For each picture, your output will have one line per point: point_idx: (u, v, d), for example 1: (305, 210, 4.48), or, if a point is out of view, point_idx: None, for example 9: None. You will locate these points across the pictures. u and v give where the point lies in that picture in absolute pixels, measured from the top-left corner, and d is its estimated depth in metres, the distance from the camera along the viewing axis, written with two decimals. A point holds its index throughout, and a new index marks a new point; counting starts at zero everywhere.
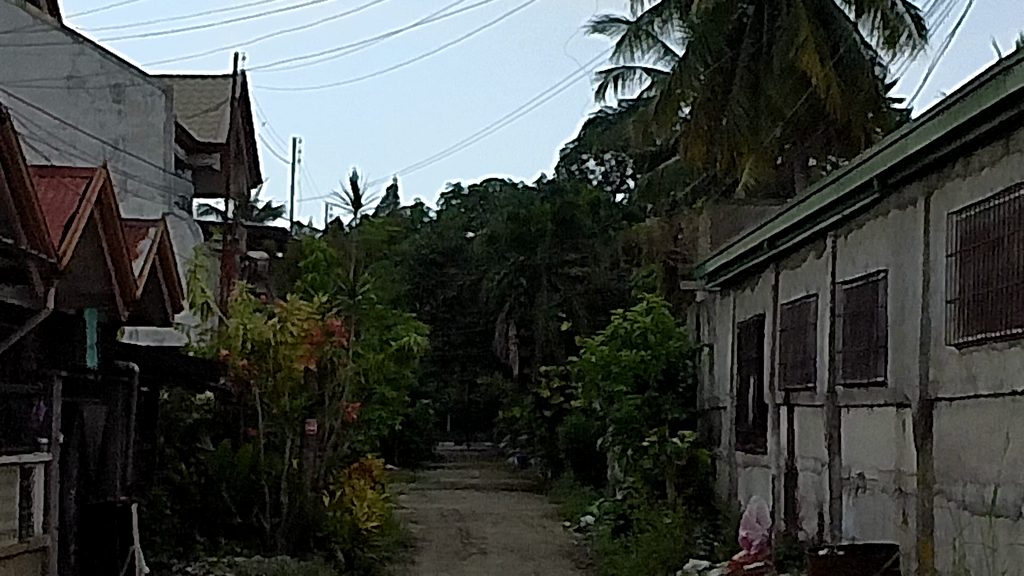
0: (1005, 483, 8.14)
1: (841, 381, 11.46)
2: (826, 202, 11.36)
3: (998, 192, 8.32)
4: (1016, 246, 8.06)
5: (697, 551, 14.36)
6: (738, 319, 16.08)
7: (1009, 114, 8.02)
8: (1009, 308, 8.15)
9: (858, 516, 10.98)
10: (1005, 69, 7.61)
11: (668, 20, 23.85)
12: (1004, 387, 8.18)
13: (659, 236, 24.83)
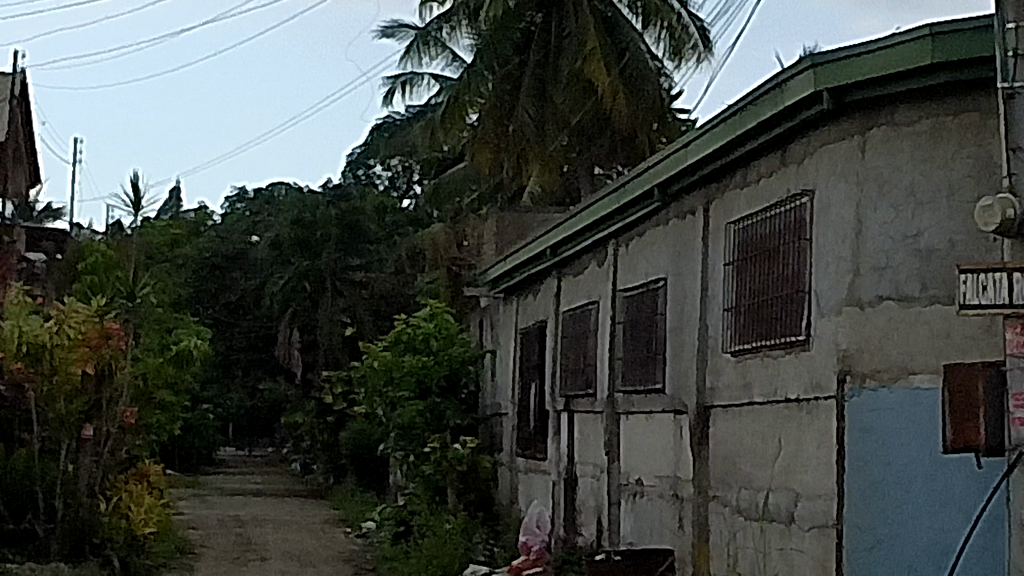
0: (778, 489, 8.26)
1: (620, 388, 11.58)
2: (609, 209, 11.44)
3: (775, 202, 8.43)
4: (792, 256, 8.19)
5: (478, 557, 14.42)
6: (521, 325, 16.15)
7: (783, 129, 8.14)
8: (783, 317, 8.27)
9: (635, 522, 11.10)
10: (784, 81, 7.73)
11: (457, 26, 23.63)
12: (778, 394, 8.30)
13: (443, 241, 24.89)
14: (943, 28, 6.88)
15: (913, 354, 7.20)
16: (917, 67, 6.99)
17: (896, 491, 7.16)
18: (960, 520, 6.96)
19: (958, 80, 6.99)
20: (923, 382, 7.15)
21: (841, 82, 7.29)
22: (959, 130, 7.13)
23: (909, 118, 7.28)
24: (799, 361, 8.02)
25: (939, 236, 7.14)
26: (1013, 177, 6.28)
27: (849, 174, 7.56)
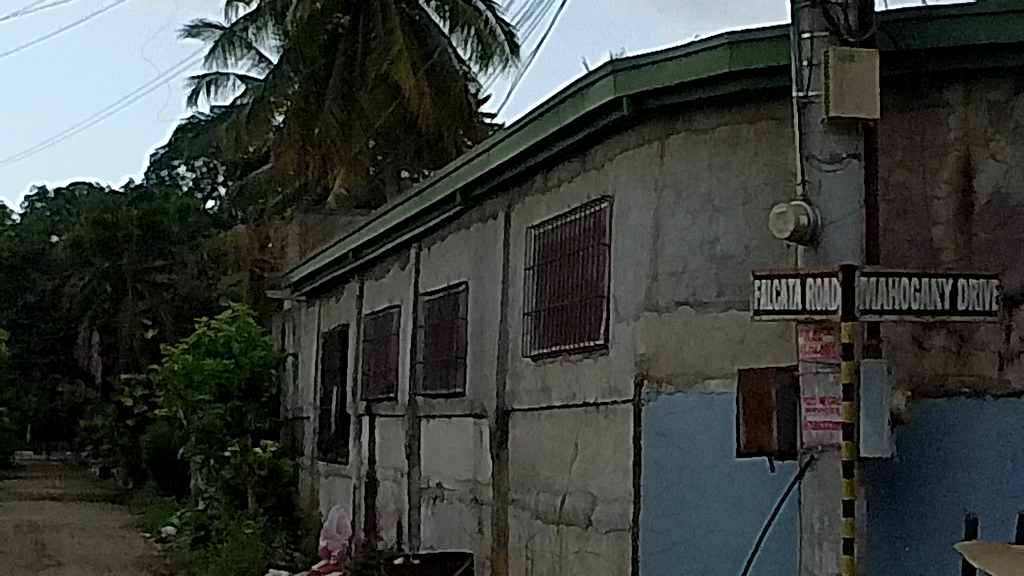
0: (576, 492, 8.31)
1: (421, 392, 11.58)
2: (412, 213, 11.43)
3: (575, 207, 8.48)
4: (591, 261, 8.25)
5: (278, 562, 14.34)
6: (323, 328, 16.09)
7: (584, 135, 8.19)
8: (583, 322, 8.32)
9: (434, 525, 11.10)
10: (585, 87, 7.80)
11: (263, 27, 23.38)
12: (577, 399, 8.35)
13: (246, 243, 24.73)
14: (738, 38, 6.93)
15: (708, 359, 7.23)
16: (715, 76, 7.05)
17: (690, 495, 7.22)
18: (752, 523, 6.95)
19: (754, 88, 7.04)
20: (717, 387, 7.18)
21: (642, 89, 7.39)
22: (755, 137, 7.14)
23: (707, 126, 7.33)
24: (597, 366, 8.08)
25: (734, 244, 7.19)
26: (807, 185, 6.33)
27: (649, 181, 7.64)
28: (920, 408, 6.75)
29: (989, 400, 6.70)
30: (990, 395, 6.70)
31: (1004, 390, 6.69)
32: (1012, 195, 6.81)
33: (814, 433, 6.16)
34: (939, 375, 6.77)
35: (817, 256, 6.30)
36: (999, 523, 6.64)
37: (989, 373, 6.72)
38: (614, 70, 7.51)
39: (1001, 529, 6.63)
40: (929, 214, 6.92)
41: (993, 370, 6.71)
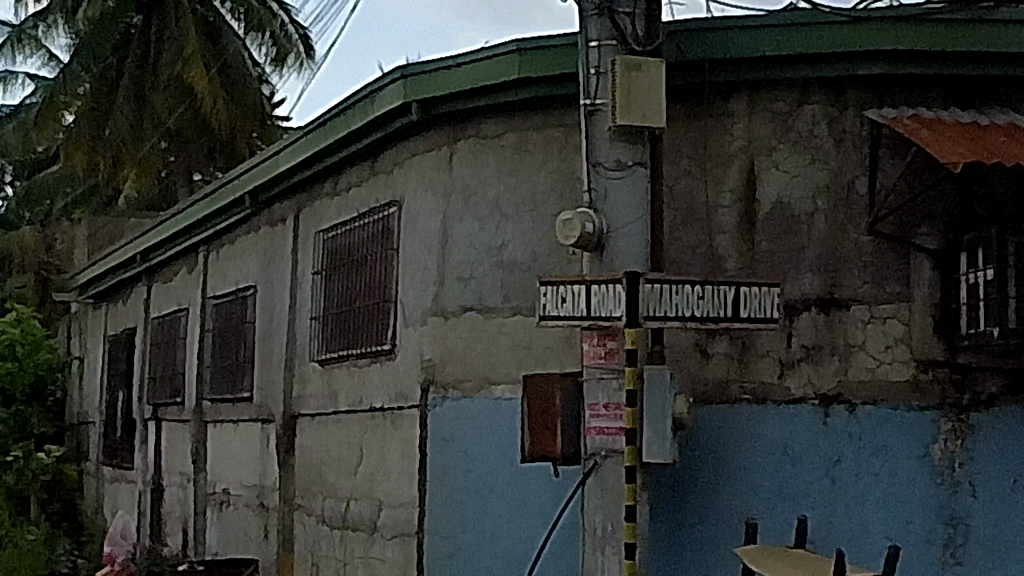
0: (362, 498, 8.29)
1: (208, 396, 11.49)
2: (200, 215, 11.32)
3: (364, 212, 8.46)
4: (380, 265, 8.24)
5: (61, 569, 14.12)
6: (109, 332, 15.88)
7: (373, 139, 8.18)
8: (370, 327, 8.30)
9: (220, 531, 11.00)
10: (374, 90, 7.79)
11: (52, 26, 23.16)
12: (363, 404, 8.33)
13: (34, 244, 24.34)
14: (528, 45, 6.96)
15: (494, 365, 7.24)
16: (503, 81, 7.08)
17: (474, 499, 7.23)
18: (537, 527, 6.96)
19: (542, 96, 7.08)
20: (503, 392, 7.20)
21: (430, 94, 7.39)
22: (542, 144, 7.18)
23: (495, 132, 7.36)
24: (384, 371, 8.07)
25: (521, 249, 7.21)
26: (592, 193, 6.37)
27: (436, 186, 7.66)
28: (701, 416, 6.85)
29: (771, 406, 6.82)
30: (772, 401, 6.82)
31: (785, 396, 6.82)
32: (794, 205, 6.94)
33: (598, 438, 6.21)
34: (722, 382, 6.87)
35: (601, 262, 6.34)
36: (776, 527, 6.75)
37: (770, 379, 6.84)
38: (403, 74, 7.51)
39: (779, 532, 6.74)
40: (713, 223, 6.99)
41: (774, 377, 6.84)
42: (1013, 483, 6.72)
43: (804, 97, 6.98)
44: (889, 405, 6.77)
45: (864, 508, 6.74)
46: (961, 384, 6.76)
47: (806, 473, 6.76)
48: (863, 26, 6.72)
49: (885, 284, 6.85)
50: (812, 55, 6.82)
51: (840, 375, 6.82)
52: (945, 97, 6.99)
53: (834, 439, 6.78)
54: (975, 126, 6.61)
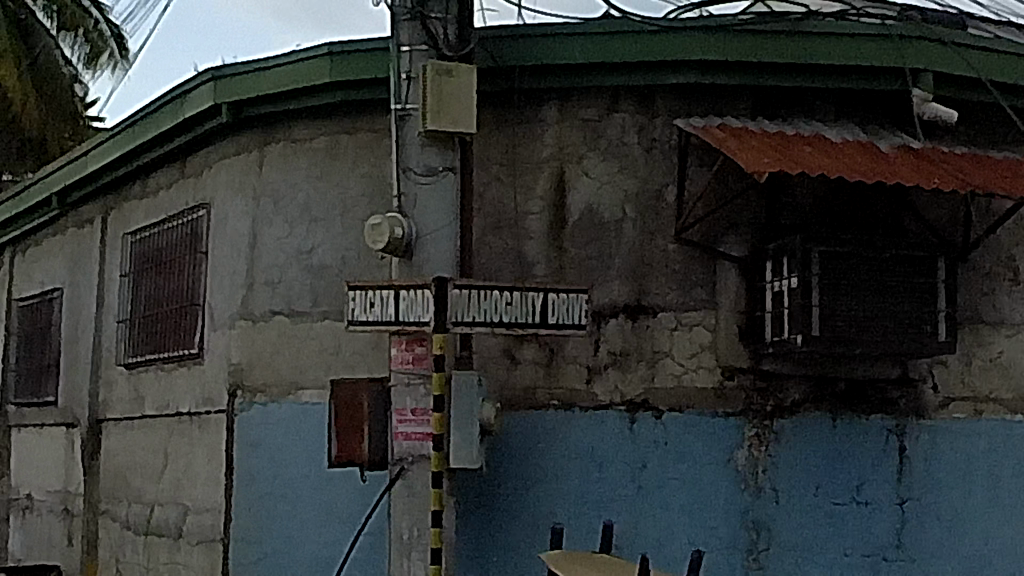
0: (167, 504, 8.20)
1: (12, 400, 11.29)
2: (7, 216, 11.13)
3: (172, 215, 8.38)
4: (187, 268, 8.16)
5: None
6: None
7: (182, 141, 8.10)
8: (177, 330, 8.22)
9: (23, 536, 10.82)
10: (185, 92, 7.73)
11: None
12: (170, 408, 8.25)
13: None
14: (340, 49, 6.93)
15: (302, 370, 7.21)
16: (313, 85, 7.05)
17: (280, 504, 7.19)
18: (343, 532, 6.94)
19: (352, 99, 7.06)
20: (310, 398, 7.16)
21: (240, 96, 7.35)
22: (352, 148, 7.16)
23: (305, 136, 7.33)
24: (190, 375, 8.00)
25: (330, 253, 7.19)
26: (403, 198, 6.36)
27: (245, 189, 7.60)
28: (509, 421, 6.85)
29: (578, 412, 6.85)
30: (579, 407, 6.85)
31: (592, 401, 6.85)
32: (602, 213, 6.98)
33: (405, 444, 6.22)
34: (529, 388, 6.89)
35: (410, 267, 6.32)
36: (581, 533, 6.77)
37: (577, 386, 6.87)
38: (214, 76, 7.46)
39: (584, 539, 6.76)
40: (522, 230, 7.00)
41: (581, 383, 6.87)
42: (814, 488, 6.88)
43: (614, 105, 7.05)
44: (695, 412, 6.84)
45: (669, 513, 6.79)
46: (766, 391, 6.89)
47: (613, 479, 6.80)
48: (672, 36, 6.79)
49: (691, 291, 6.91)
50: (623, 63, 6.88)
51: (647, 382, 6.87)
52: (752, 108, 7.08)
53: (640, 445, 6.82)
54: (783, 135, 6.70)
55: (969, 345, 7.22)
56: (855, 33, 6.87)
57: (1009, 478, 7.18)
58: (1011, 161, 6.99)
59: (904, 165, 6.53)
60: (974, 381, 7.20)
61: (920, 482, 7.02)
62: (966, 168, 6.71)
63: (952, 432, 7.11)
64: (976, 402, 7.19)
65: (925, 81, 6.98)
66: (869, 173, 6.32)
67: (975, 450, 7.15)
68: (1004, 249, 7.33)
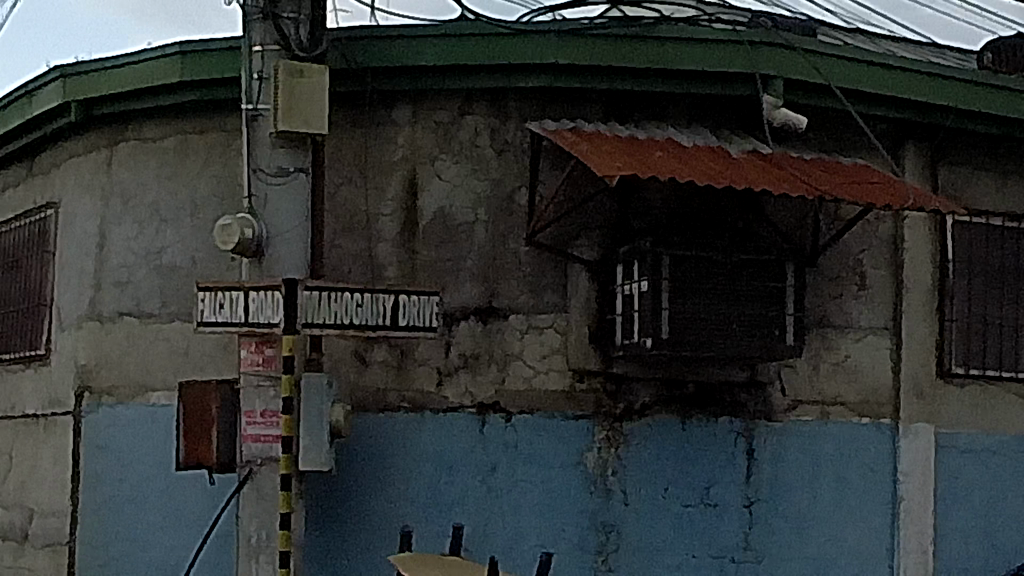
0: (13, 507, 8.09)
1: None
2: None
3: (19, 214, 8.27)
4: (35, 269, 8.06)
5: None
6: None
7: (31, 140, 8.00)
8: (24, 331, 8.12)
9: None
10: (34, 89, 7.64)
11: None
12: (16, 409, 8.15)
13: None
14: (192, 48, 6.88)
15: (150, 371, 7.14)
16: (164, 84, 6.99)
17: (129, 506, 7.12)
18: (192, 535, 6.88)
19: (203, 99, 7.01)
20: (159, 400, 7.10)
21: (89, 94, 7.27)
22: (203, 148, 7.11)
23: (155, 135, 7.26)
24: (37, 377, 7.90)
25: (181, 254, 7.12)
26: (253, 199, 6.31)
27: (95, 188, 7.52)
28: (359, 422, 6.80)
29: (428, 415, 6.83)
30: (429, 410, 6.84)
31: (443, 404, 6.85)
32: (454, 215, 6.97)
33: (254, 445, 6.14)
34: (380, 390, 6.84)
35: (259, 269, 6.28)
36: (431, 535, 6.78)
37: (428, 388, 6.86)
38: (63, 74, 7.39)
39: (433, 541, 6.78)
40: (373, 232, 6.98)
41: (432, 386, 6.86)
42: (663, 491, 6.94)
43: (466, 107, 7.05)
44: (544, 414, 6.87)
45: (519, 515, 6.81)
46: (616, 393, 6.93)
47: (463, 482, 6.80)
48: (526, 39, 6.83)
49: (542, 294, 6.93)
50: (475, 66, 6.88)
51: (497, 384, 6.88)
52: (603, 111, 7.11)
53: (490, 448, 6.83)
54: (633, 139, 6.73)
55: (816, 349, 7.30)
56: (705, 38, 6.90)
57: (857, 480, 7.29)
58: (858, 166, 7.08)
59: (752, 169, 6.59)
60: (821, 385, 7.27)
61: (768, 485, 7.10)
62: (814, 173, 6.78)
63: (800, 435, 7.20)
64: (824, 406, 7.27)
65: (775, 87, 7.02)
66: (718, 178, 6.36)
67: (822, 454, 7.24)
68: (852, 253, 7.41)
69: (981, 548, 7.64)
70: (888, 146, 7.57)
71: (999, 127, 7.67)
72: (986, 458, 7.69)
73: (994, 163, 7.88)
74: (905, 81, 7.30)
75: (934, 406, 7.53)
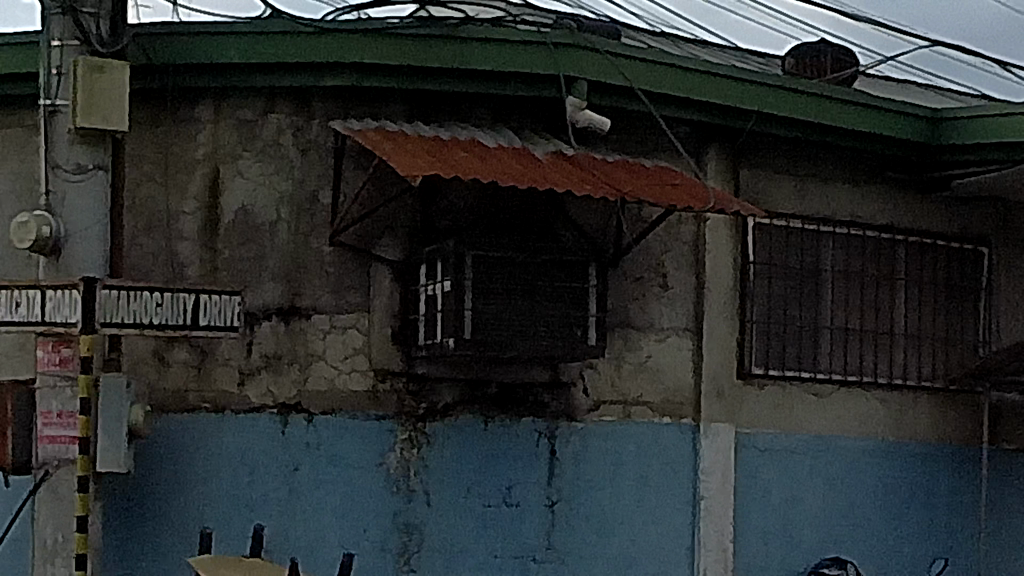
0: None
1: None
2: None
3: None
4: None
5: None
6: None
7: None
8: None
9: None
10: None
11: None
12: None
13: None
14: None
15: None
16: None
17: None
18: None
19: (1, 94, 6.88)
20: None
21: None
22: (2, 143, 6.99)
23: None
24: None
25: None
26: (51, 195, 6.18)
27: None
28: (159, 423, 6.72)
29: (229, 415, 6.76)
30: (230, 410, 6.77)
31: (243, 404, 6.78)
32: (256, 214, 6.92)
33: (49, 448, 6.04)
34: (180, 390, 6.77)
35: (56, 267, 6.17)
36: (232, 537, 6.71)
37: (229, 388, 6.79)
38: None
39: (233, 543, 6.70)
40: (174, 231, 6.90)
41: (234, 386, 6.80)
42: (464, 492, 6.94)
43: (269, 106, 6.99)
44: (346, 415, 6.83)
45: (320, 517, 6.77)
46: (419, 393, 6.92)
47: (264, 482, 6.74)
48: (329, 37, 6.79)
49: (345, 294, 6.90)
50: (278, 64, 6.84)
51: (299, 385, 6.83)
52: (409, 112, 7.08)
53: (291, 448, 6.78)
54: (437, 139, 6.73)
55: (618, 350, 7.33)
56: (509, 39, 6.90)
57: (657, 480, 7.35)
58: (659, 168, 7.13)
59: (553, 170, 6.62)
60: (623, 384, 7.32)
61: (569, 485, 7.14)
62: (615, 175, 6.82)
63: (601, 435, 7.24)
64: (626, 405, 7.32)
65: (579, 88, 7.02)
66: (520, 178, 6.38)
67: (623, 453, 7.29)
68: (653, 255, 7.45)
69: (779, 545, 7.74)
70: (690, 149, 7.64)
71: (800, 131, 7.76)
72: (785, 456, 7.80)
73: (793, 166, 7.99)
74: (708, 85, 7.38)
75: (734, 405, 7.64)
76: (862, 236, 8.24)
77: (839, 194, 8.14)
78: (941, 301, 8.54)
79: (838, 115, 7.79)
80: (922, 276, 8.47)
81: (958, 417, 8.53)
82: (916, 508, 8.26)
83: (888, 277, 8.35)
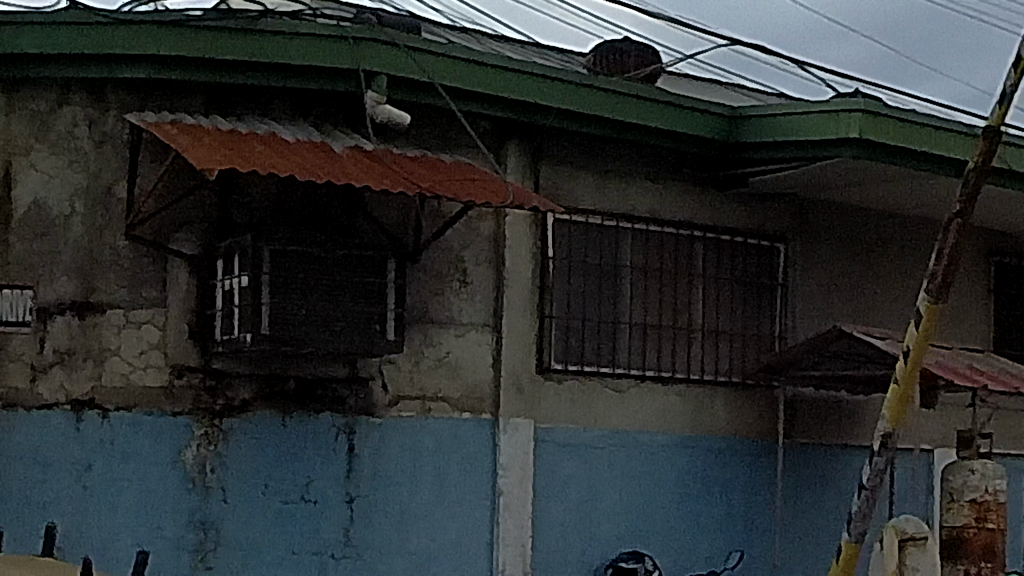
0: None
1: None
2: None
3: None
4: None
5: None
6: None
7: None
8: None
9: None
10: None
11: None
12: None
13: None
14: None
15: None
16: None
17: None
18: None
19: None
20: None
21: None
22: None
23: None
24: None
25: None
26: None
27: None
28: None
29: (21, 411, 6.73)
30: (22, 407, 6.73)
31: (35, 401, 6.74)
32: (50, 208, 6.83)
33: None
34: None
35: None
36: (23, 536, 6.62)
37: (21, 384, 6.75)
38: None
39: (26, 543, 6.61)
40: None
41: (24, 382, 6.76)
42: (262, 489, 6.85)
43: (64, 97, 6.89)
44: (140, 411, 6.75)
45: (115, 515, 6.66)
46: (215, 390, 6.83)
47: (55, 480, 6.67)
48: (125, 29, 6.68)
49: (141, 289, 6.82)
50: (74, 56, 6.75)
51: (93, 380, 6.76)
52: (206, 105, 6.99)
53: (85, 444, 6.71)
54: (235, 132, 6.65)
55: (417, 345, 7.32)
56: (308, 32, 6.84)
57: (455, 475, 7.36)
58: (458, 164, 7.13)
59: (352, 164, 6.60)
60: (422, 380, 7.32)
61: (367, 481, 7.10)
62: (414, 170, 6.82)
63: (400, 431, 7.22)
64: (424, 400, 7.32)
65: (379, 84, 6.95)
66: (320, 173, 6.35)
67: (421, 449, 7.27)
68: (453, 250, 7.45)
69: (578, 539, 7.78)
70: (489, 143, 7.66)
71: (599, 129, 7.79)
72: (583, 451, 7.85)
73: (593, 162, 8.04)
74: (507, 80, 7.38)
75: (533, 400, 7.67)
76: (660, 232, 8.32)
77: (638, 191, 8.20)
78: (739, 296, 8.66)
79: (637, 113, 7.83)
80: (719, 272, 8.58)
81: (755, 411, 8.64)
82: (713, 501, 8.35)
83: (686, 273, 8.44)
